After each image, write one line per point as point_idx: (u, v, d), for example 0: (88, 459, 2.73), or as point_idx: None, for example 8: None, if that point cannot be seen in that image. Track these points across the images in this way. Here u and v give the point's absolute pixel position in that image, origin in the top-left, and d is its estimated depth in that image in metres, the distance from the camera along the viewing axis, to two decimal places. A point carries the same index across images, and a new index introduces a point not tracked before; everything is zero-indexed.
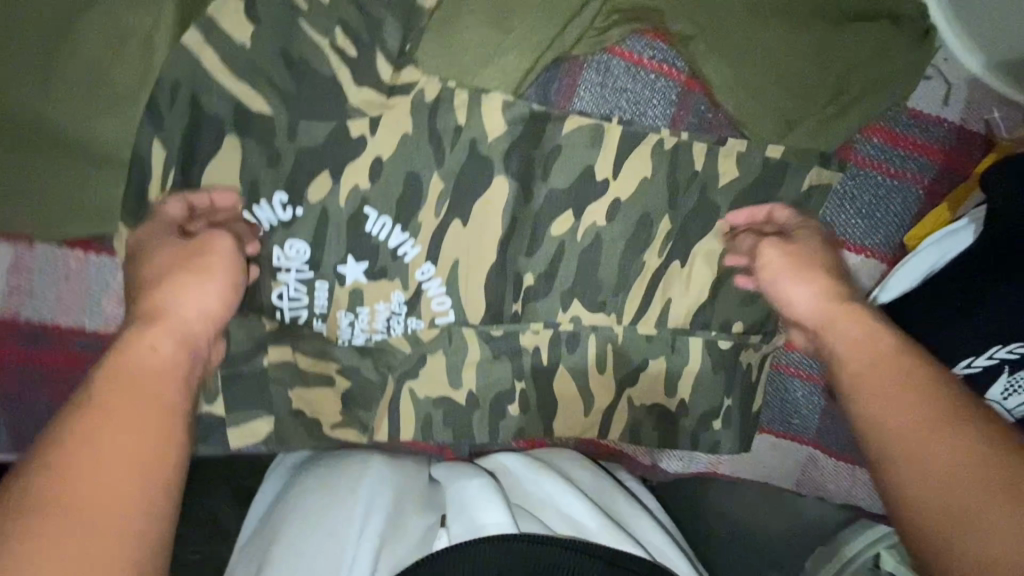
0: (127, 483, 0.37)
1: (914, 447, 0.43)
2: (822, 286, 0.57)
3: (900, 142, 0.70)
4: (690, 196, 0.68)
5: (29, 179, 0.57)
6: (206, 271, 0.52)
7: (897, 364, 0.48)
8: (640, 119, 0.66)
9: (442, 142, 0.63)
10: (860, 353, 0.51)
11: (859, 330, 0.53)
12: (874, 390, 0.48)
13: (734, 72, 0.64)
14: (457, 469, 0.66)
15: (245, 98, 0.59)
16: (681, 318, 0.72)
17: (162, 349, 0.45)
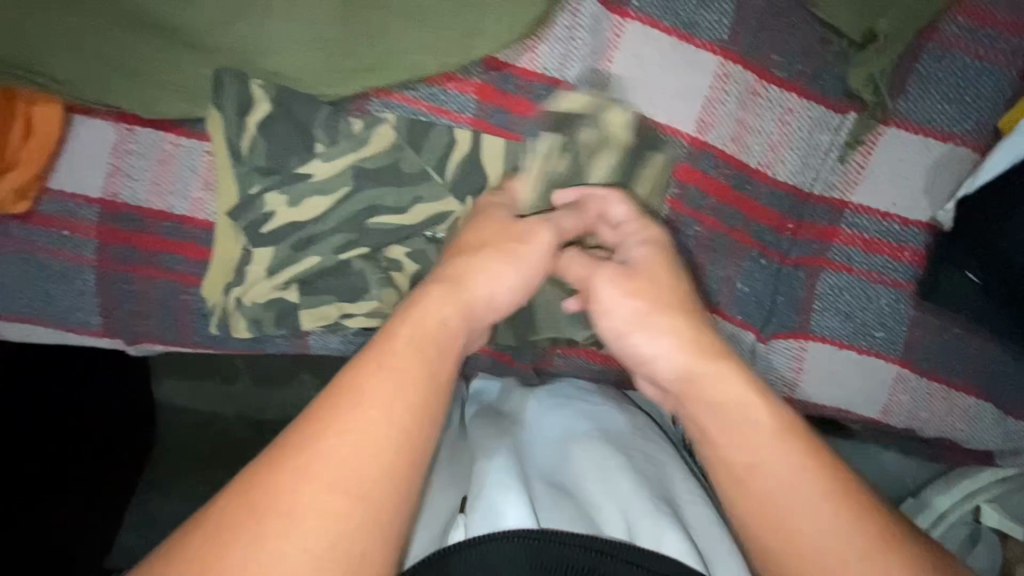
0: (384, 410, 0.44)
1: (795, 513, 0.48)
2: (724, 377, 0.53)
3: (991, 21, 0.65)
4: (760, 81, 0.67)
5: (125, 62, 0.61)
6: (512, 258, 0.58)
7: (769, 429, 0.51)
8: (704, 7, 0.65)
9: (506, 27, 0.64)
10: (770, 452, 0.50)
11: (743, 389, 0.52)
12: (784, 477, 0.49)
13: None
14: (489, 445, 0.61)
15: None
16: (749, 211, 0.70)
17: (445, 326, 0.51)
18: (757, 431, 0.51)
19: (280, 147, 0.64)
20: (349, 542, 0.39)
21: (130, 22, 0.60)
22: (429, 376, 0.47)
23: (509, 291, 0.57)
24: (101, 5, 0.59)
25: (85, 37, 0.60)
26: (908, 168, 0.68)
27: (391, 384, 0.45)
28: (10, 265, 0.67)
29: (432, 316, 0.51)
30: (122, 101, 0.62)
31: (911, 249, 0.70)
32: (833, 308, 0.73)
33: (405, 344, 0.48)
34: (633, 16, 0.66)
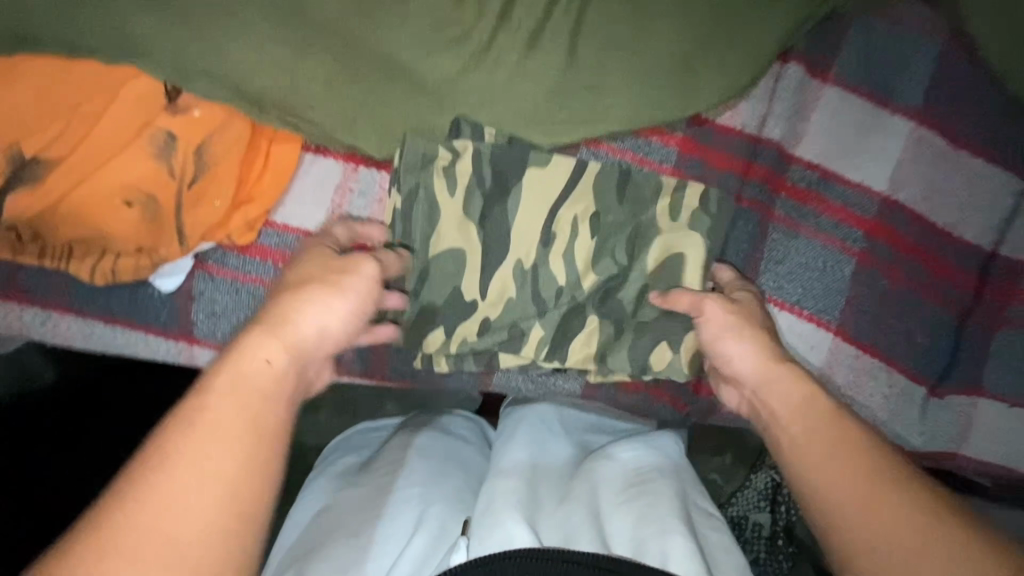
0: (226, 450, 0.42)
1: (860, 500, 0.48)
2: (793, 377, 0.58)
3: None
4: (949, 146, 0.70)
5: (367, 107, 0.63)
6: (339, 290, 0.54)
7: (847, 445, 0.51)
8: (898, 77, 0.70)
9: (716, 87, 0.68)
10: (839, 442, 0.52)
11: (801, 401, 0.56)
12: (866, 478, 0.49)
13: (998, 27, 0.67)
14: (513, 460, 0.61)
15: (549, 42, 0.65)
16: (932, 266, 0.72)
17: (269, 367, 0.48)
18: (814, 414, 0.54)
19: (500, 192, 0.67)
20: (202, 565, 0.38)
21: (374, 69, 0.62)
22: (266, 415, 0.46)
23: (340, 325, 0.54)
24: (352, 52, 0.61)
25: (332, 82, 0.62)
26: None
27: (246, 413, 0.44)
28: (221, 294, 0.68)
29: (260, 351, 0.48)
30: (360, 143, 0.64)
31: None
32: (1012, 368, 0.72)
33: (263, 371, 0.47)
34: (832, 81, 0.70)
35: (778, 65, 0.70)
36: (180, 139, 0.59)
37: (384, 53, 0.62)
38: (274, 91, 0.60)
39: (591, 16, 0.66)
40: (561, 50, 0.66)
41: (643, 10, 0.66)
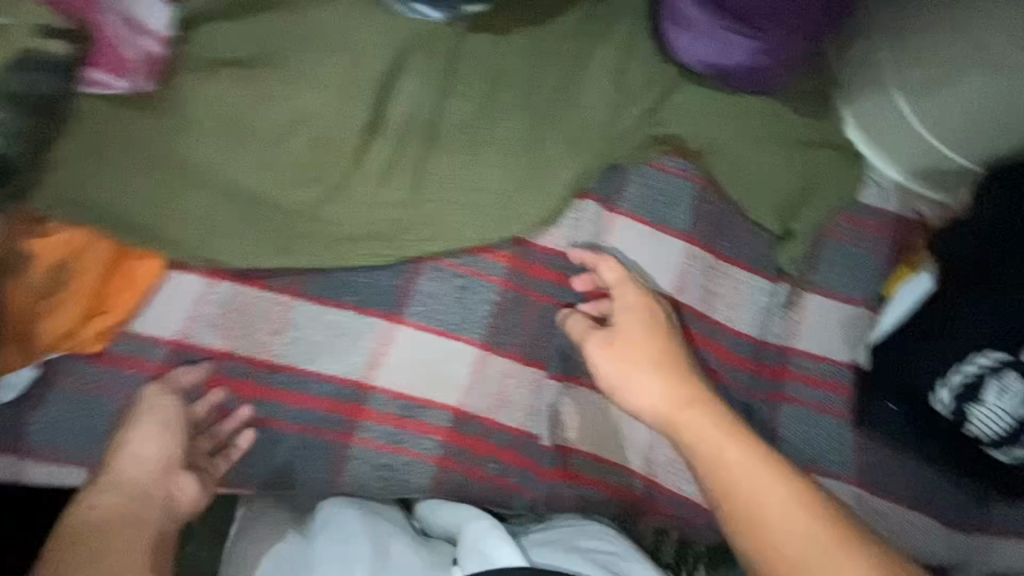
0: None
1: (798, 538, 0.62)
2: (712, 427, 0.70)
3: (863, 225, 0.94)
4: (716, 259, 0.90)
5: (225, 223, 0.74)
6: None
7: (787, 503, 0.64)
8: (672, 207, 0.90)
9: (529, 214, 0.86)
10: (766, 488, 0.65)
11: (718, 436, 0.69)
12: (759, 483, 0.65)
13: (728, 172, 0.92)
14: (469, 512, 0.71)
15: (389, 182, 0.81)
16: (721, 354, 0.88)
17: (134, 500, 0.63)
18: (741, 463, 0.67)
19: (349, 299, 0.79)
20: None
21: (237, 199, 0.75)
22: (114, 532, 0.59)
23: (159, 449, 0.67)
24: (219, 187, 0.74)
25: (199, 211, 0.73)
26: (829, 325, 0.90)
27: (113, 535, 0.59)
28: (64, 403, 0.72)
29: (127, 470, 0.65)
30: (217, 254, 0.74)
31: (844, 384, 0.90)
32: (796, 435, 0.88)
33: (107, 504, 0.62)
34: (621, 212, 0.89)
35: (577, 200, 0.90)
36: (39, 257, 0.69)
37: (247, 186, 0.75)
38: (138, 215, 0.71)
39: (434, 160, 0.84)
40: (404, 184, 0.82)
41: (475, 156, 0.86)
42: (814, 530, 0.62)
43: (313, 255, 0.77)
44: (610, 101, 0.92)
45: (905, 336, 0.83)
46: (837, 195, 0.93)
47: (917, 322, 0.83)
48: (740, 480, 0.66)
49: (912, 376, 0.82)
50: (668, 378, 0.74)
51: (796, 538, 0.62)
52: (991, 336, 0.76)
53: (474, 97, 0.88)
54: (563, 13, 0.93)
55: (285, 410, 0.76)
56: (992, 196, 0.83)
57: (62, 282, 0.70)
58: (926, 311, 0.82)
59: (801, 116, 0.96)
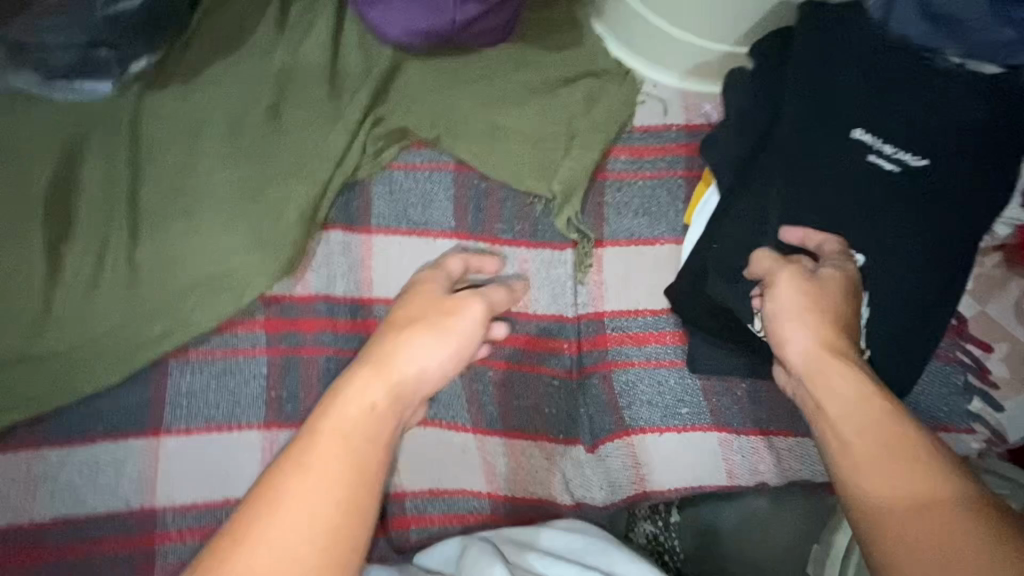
0: None
1: (892, 481, 0.54)
2: (849, 375, 0.61)
3: (647, 152, 0.83)
4: (494, 245, 0.81)
5: None
6: None
7: (898, 444, 0.56)
8: (429, 206, 0.81)
9: (269, 269, 0.77)
10: (878, 429, 0.57)
11: (846, 387, 0.60)
12: (860, 424, 0.58)
13: (478, 145, 0.81)
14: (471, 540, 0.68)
15: (98, 292, 0.74)
16: (528, 345, 0.81)
17: (374, 409, 0.59)
18: (871, 412, 0.58)
19: (100, 429, 0.74)
20: None
21: None
22: (363, 453, 0.56)
23: (439, 364, 0.65)
24: None
25: None
26: (636, 276, 0.81)
27: (352, 445, 0.56)
28: None
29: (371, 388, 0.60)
30: None
31: (669, 332, 0.81)
32: (636, 401, 0.81)
33: (366, 402, 0.59)
34: (375, 230, 0.81)
35: (324, 234, 0.81)
36: None
37: None
38: None
39: (147, 247, 0.76)
40: (118, 288, 0.75)
41: (193, 226, 0.78)
42: (935, 464, 0.54)
43: (40, 399, 0.72)
44: (328, 111, 0.82)
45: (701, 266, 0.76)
46: (604, 130, 0.82)
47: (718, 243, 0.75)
48: (857, 436, 0.58)
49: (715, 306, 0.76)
50: (835, 323, 0.65)
51: (878, 490, 0.54)
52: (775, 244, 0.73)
53: (177, 160, 0.80)
54: (253, 33, 0.85)
55: (69, 565, 0.71)
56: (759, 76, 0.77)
57: None
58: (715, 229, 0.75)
59: (543, 58, 0.85)
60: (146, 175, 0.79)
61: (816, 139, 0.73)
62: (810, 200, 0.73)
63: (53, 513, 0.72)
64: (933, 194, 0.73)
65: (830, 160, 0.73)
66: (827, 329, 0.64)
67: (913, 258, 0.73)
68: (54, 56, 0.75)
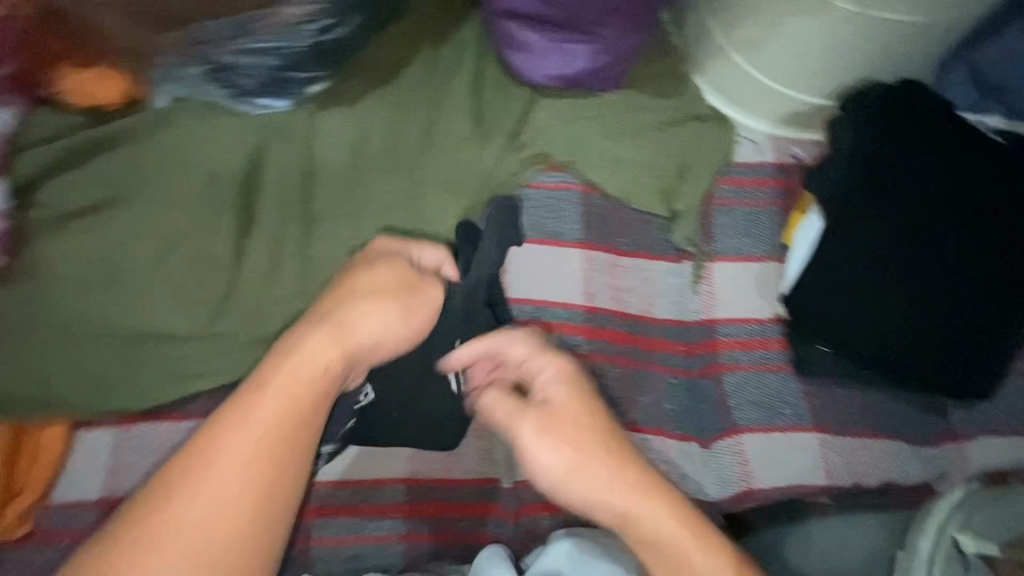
0: None
1: (668, 552, 0.64)
2: (609, 469, 0.66)
3: (748, 182, 0.96)
4: (619, 256, 0.91)
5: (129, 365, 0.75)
6: None
7: (664, 520, 0.65)
8: (561, 220, 0.92)
9: None
10: (654, 516, 0.65)
11: (613, 485, 0.65)
12: (641, 496, 0.65)
13: (606, 170, 0.93)
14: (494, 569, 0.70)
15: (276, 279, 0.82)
16: (650, 346, 0.89)
17: (326, 372, 0.64)
18: (635, 492, 0.65)
19: None
20: None
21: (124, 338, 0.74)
22: (297, 425, 0.62)
23: (397, 332, 0.69)
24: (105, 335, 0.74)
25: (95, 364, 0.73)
26: (743, 288, 0.92)
27: (578, 400, 0.69)
28: None
29: (309, 357, 0.63)
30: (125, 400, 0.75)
31: (774, 339, 0.91)
32: (745, 402, 0.90)
33: (318, 358, 0.64)
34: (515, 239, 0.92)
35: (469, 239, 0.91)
36: None
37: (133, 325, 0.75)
38: (25, 392, 0.71)
39: (317, 246, 0.86)
40: (292, 277, 0.83)
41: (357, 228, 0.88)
42: (699, 538, 0.65)
43: (222, 371, 0.78)
44: (473, 139, 0.94)
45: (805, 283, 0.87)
46: (715, 161, 0.95)
47: (825, 262, 0.86)
48: (614, 514, 0.66)
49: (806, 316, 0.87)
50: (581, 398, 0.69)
51: (678, 550, 0.64)
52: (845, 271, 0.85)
53: (343, 171, 0.90)
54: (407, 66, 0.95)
55: None
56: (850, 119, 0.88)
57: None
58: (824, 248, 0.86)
59: (658, 98, 0.97)
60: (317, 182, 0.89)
61: (878, 197, 0.85)
62: (864, 242, 0.85)
63: None
64: (965, 247, 0.85)
65: (893, 207, 0.85)
66: (597, 452, 0.66)
67: (939, 304, 0.85)
68: (249, 64, 0.86)
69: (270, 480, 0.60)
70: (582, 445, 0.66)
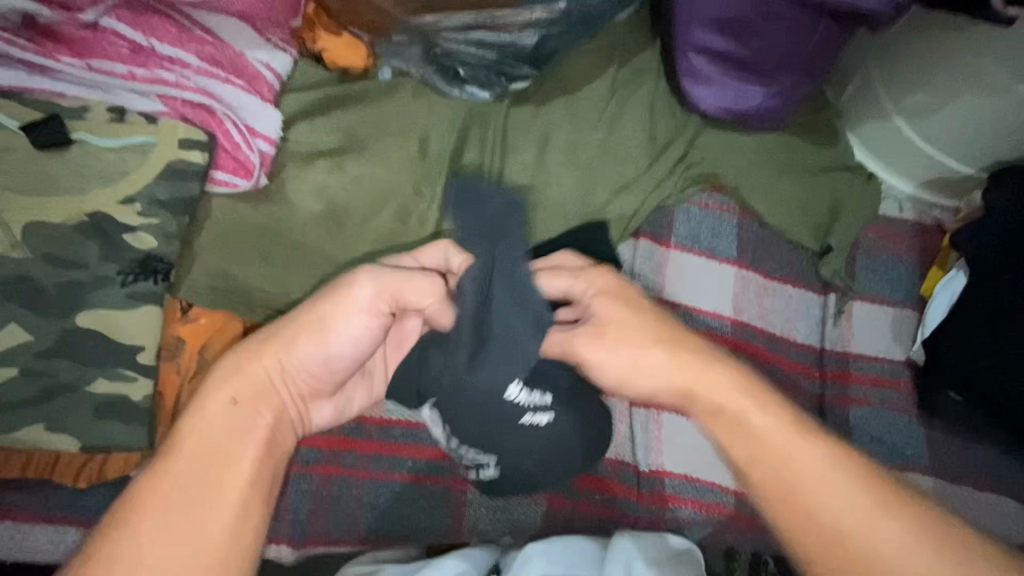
0: None
1: (826, 519, 0.52)
2: (722, 386, 0.58)
3: (890, 234, 1.04)
4: (767, 277, 0.99)
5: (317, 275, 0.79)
6: None
7: (807, 472, 0.54)
8: (718, 238, 1.01)
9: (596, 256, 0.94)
10: (792, 454, 0.55)
11: (758, 432, 0.56)
12: (770, 460, 0.55)
13: (763, 200, 1.02)
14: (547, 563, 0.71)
15: None
16: (786, 366, 0.96)
17: (207, 417, 0.55)
18: (763, 435, 0.56)
19: None
20: None
21: (315, 255, 0.79)
22: (221, 454, 0.54)
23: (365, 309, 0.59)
24: (316, 251, 0.80)
25: (307, 274, 0.78)
26: (879, 329, 0.99)
27: (630, 306, 0.61)
28: None
29: (256, 366, 0.58)
30: None
31: (903, 380, 0.98)
32: (869, 434, 0.94)
33: (219, 413, 0.56)
34: (675, 246, 1.00)
35: (633, 240, 1.00)
36: (180, 340, 0.74)
37: (334, 249, 0.81)
38: (262, 294, 0.76)
39: None
40: None
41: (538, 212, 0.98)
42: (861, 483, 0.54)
43: None
44: (646, 152, 1.03)
45: (940, 346, 0.92)
46: (864, 209, 1.03)
47: (968, 316, 0.90)
48: (754, 473, 0.56)
49: (939, 377, 0.93)
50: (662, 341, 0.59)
51: (835, 519, 0.52)
52: (983, 339, 0.88)
53: (529, 158, 1.00)
54: (595, 80, 1.06)
55: (404, 461, 0.80)
56: (998, 193, 0.92)
57: (183, 361, 0.74)
58: (963, 302, 0.92)
59: (815, 145, 1.06)
60: (509, 165, 0.99)
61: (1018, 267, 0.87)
62: (999, 310, 0.88)
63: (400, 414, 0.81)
64: None
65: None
66: (690, 365, 0.59)
67: None
68: (470, 54, 0.97)
69: (194, 531, 0.51)
70: (634, 329, 0.60)
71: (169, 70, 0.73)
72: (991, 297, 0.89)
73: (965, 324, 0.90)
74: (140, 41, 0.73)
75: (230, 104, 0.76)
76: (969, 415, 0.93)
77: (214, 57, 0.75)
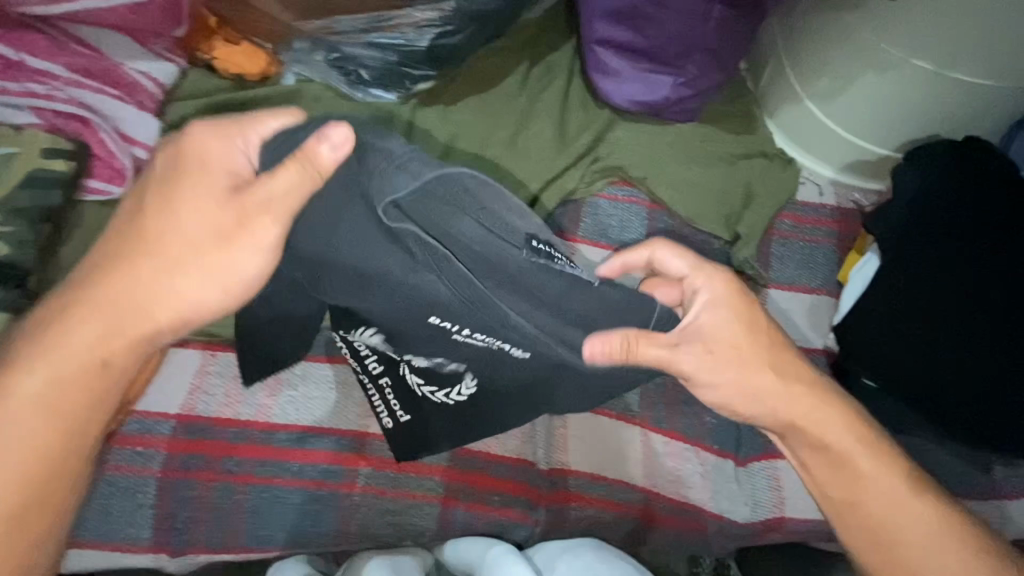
0: None
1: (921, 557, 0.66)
2: (842, 424, 0.69)
3: (806, 220, 1.02)
4: None
5: None
6: None
7: (908, 512, 0.67)
8: (627, 230, 1.00)
9: None
10: (897, 499, 0.68)
11: (881, 477, 0.68)
12: (889, 500, 0.68)
13: (674, 191, 1.01)
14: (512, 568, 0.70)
15: None
16: None
17: (80, 344, 0.57)
18: (865, 475, 0.68)
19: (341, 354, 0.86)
20: None
21: None
22: (79, 396, 0.58)
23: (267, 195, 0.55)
24: None
25: None
26: (794, 316, 0.97)
27: (735, 325, 0.67)
28: (116, 496, 0.76)
29: (137, 274, 0.56)
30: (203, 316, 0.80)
31: (820, 369, 0.95)
32: None
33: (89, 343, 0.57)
34: (583, 241, 0.99)
35: None
36: None
37: None
38: None
39: None
40: None
41: None
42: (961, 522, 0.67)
43: None
44: (553, 147, 1.02)
45: (853, 326, 0.89)
46: (777, 196, 1.01)
47: (877, 299, 0.88)
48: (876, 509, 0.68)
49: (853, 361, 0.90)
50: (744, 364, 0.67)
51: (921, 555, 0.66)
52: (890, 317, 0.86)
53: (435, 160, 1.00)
54: (505, 78, 1.06)
55: (289, 467, 0.80)
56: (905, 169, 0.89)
57: None
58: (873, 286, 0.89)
59: (729, 134, 1.05)
60: None
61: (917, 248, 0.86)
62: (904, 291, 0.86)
63: (286, 415, 0.82)
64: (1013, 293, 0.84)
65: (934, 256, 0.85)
66: (799, 396, 0.69)
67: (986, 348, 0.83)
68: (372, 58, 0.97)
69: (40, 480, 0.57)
70: (736, 375, 0.67)
71: (39, 83, 0.76)
72: (898, 280, 0.87)
73: (873, 304, 0.88)
74: (10, 55, 0.75)
75: (105, 114, 0.79)
76: (883, 401, 0.90)
77: (87, 69, 0.78)
